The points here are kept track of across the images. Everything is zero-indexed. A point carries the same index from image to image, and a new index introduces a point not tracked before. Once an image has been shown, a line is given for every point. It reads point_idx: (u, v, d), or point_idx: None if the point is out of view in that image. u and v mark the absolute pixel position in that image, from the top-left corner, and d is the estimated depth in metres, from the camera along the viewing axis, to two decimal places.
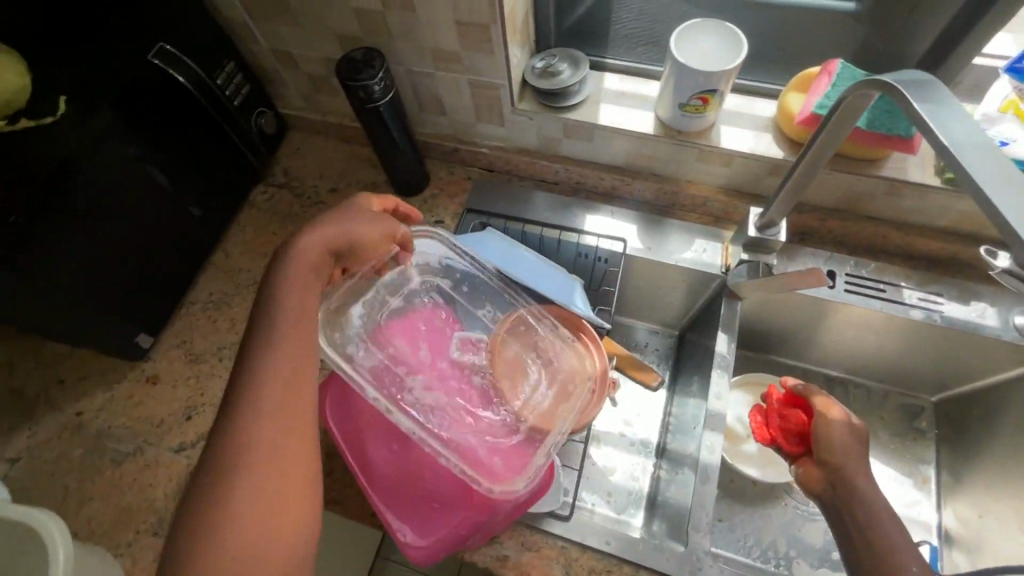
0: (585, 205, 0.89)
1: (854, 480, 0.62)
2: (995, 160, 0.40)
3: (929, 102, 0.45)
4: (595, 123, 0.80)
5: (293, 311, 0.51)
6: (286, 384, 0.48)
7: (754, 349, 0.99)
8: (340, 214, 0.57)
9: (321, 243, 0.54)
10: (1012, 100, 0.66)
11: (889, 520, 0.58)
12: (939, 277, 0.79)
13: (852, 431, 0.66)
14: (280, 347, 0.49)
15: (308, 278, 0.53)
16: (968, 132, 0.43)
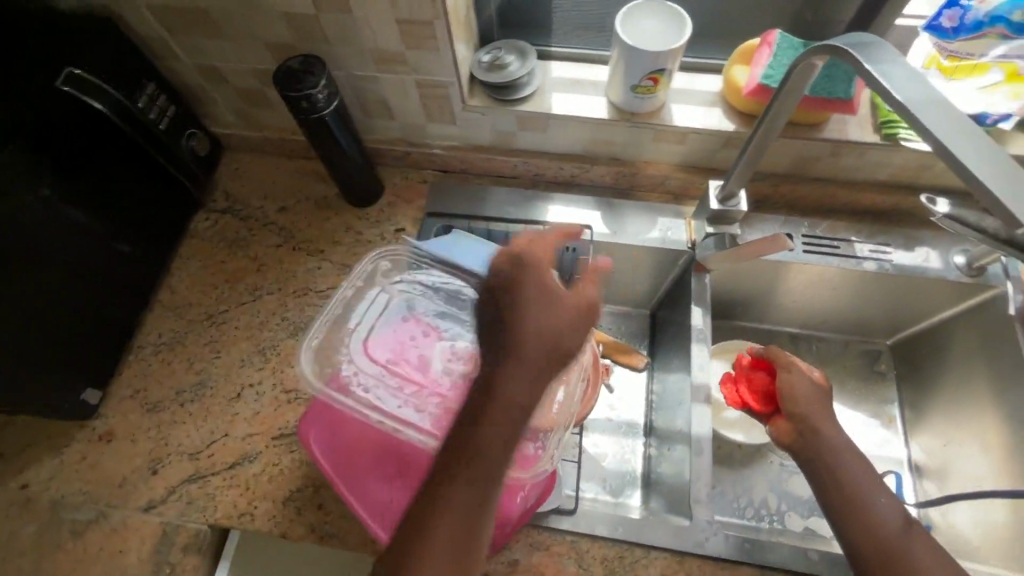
0: (546, 197, 0.89)
1: (823, 431, 0.64)
2: (953, 115, 0.42)
3: (880, 62, 0.46)
4: (549, 113, 0.79)
5: (508, 419, 0.47)
6: (486, 492, 0.46)
7: (724, 318, 1.02)
8: (534, 296, 0.51)
9: (533, 341, 0.49)
10: (933, 57, 0.73)
11: (857, 466, 0.61)
12: (885, 229, 0.84)
13: (817, 387, 0.69)
14: (497, 456, 0.46)
15: (532, 381, 0.48)
16: (923, 91, 0.44)
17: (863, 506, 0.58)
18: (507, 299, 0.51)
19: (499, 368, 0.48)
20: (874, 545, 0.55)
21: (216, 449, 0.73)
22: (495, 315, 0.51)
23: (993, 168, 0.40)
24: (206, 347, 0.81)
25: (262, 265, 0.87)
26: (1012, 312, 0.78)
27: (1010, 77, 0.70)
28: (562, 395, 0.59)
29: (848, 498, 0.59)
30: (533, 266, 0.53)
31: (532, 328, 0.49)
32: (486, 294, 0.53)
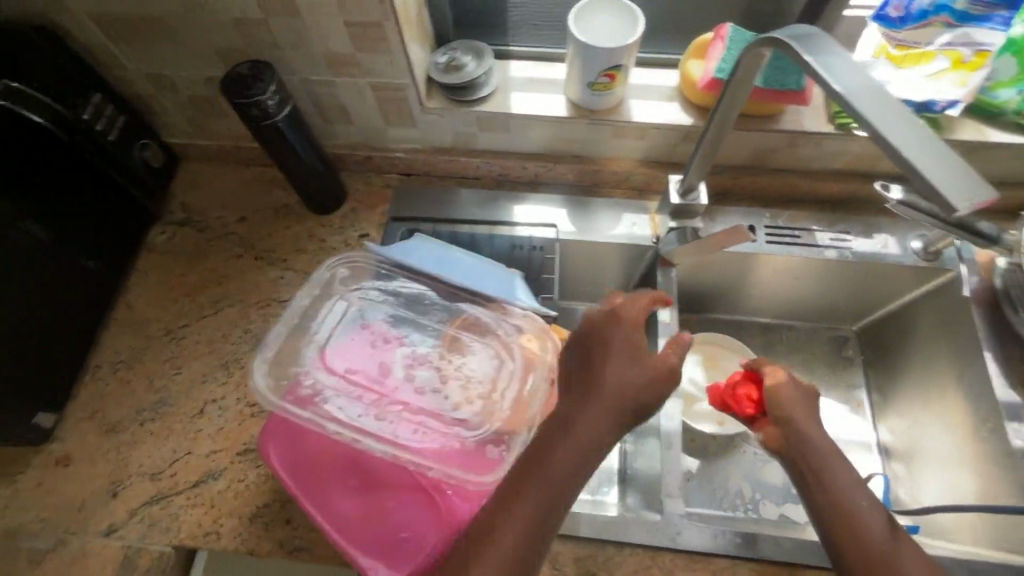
0: (510, 197, 0.88)
1: (803, 434, 0.61)
2: (886, 102, 0.43)
3: (817, 53, 0.47)
4: (508, 113, 0.78)
5: (577, 459, 0.49)
6: (547, 522, 0.47)
7: (695, 311, 1.02)
8: (619, 350, 0.54)
9: (614, 389, 0.52)
10: (882, 47, 0.74)
11: (843, 470, 0.58)
12: (845, 217, 0.85)
13: (801, 393, 0.65)
14: (561, 489, 0.48)
15: (605, 427, 0.50)
16: (858, 81, 0.45)
17: (848, 510, 0.56)
18: (596, 350, 0.55)
19: (578, 410, 0.51)
20: (854, 550, 0.54)
21: (179, 468, 0.71)
22: (582, 364, 0.55)
23: (926, 151, 0.40)
24: (167, 363, 0.79)
25: (223, 278, 0.85)
26: (967, 294, 0.80)
27: (956, 64, 0.70)
28: (525, 396, 0.58)
29: (832, 501, 0.57)
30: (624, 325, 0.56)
31: (612, 379, 0.52)
32: (577, 344, 0.57)
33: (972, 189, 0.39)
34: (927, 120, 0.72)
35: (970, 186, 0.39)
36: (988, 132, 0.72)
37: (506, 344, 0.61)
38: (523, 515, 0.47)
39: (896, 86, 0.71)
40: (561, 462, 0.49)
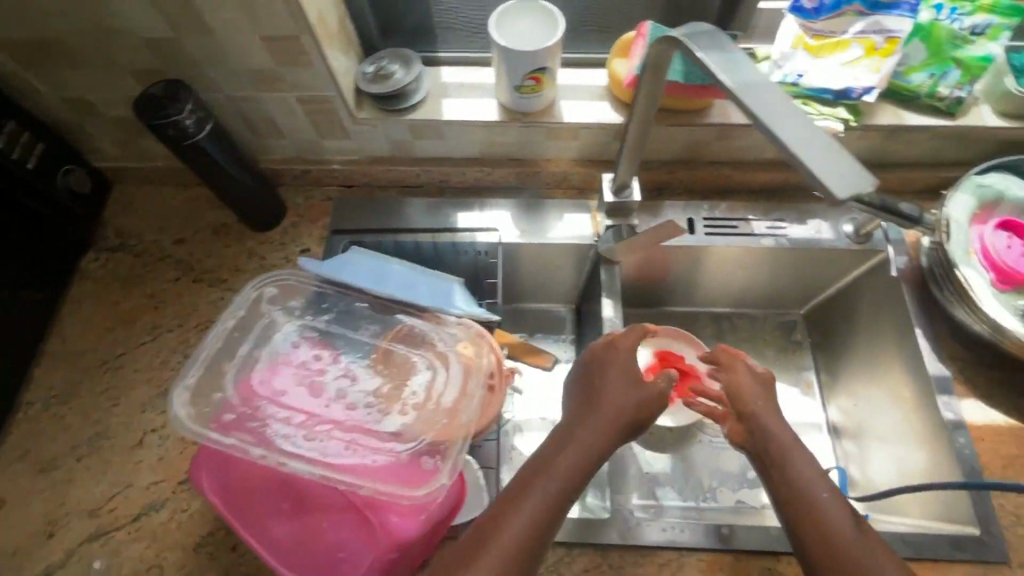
0: (452, 203, 0.88)
1: (766, 426, 0.63)
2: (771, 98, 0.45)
3: (711, 52, 0.49)
4: (440, 119, 0.78)
5: (577, 464, 0.56)
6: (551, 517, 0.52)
7: (644, 306, 0.99)
8: (616, 377, 0.62)
9: (613, 407, 0.59)
10: (800, 37, 0.74)
11: (806, 462, 0.59)
12: (779, 205, 0.86)
13: (764, 384, 0.67)
14: (562, 492, 0.54)
15: (603, 440, 0.58)
16: (748, 77, 0.48)
17: (812, 502, 0.56)
18: (597, 374, 0.63)
19: (580, 423, 0.59)
20: (818, 543, 0.54)
21: (119, 502, 0.69)
22: (585, 388, 0.63)
23: (809, 142, 0.43)
24: (104, 394, 0.76)
25: (161, 302, 0.82)
26: (895, 274, 0.81)
27: (870, 51, 0.72)
28: (459, 404, 0.58)
29: (797, 494, 0.57)
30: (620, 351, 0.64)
31: (610, 399, 0.60)
32: (580, 372, 0.65)
33: (851, 177, 0.40)
34: (846, 107, 0.74)
35: (850, 174, 0.41)
36: (905, 116, 0.74)
37: (441, 352, 0.61)
38: (528, 512, 0.52)
39: (813, 75, 0.73)
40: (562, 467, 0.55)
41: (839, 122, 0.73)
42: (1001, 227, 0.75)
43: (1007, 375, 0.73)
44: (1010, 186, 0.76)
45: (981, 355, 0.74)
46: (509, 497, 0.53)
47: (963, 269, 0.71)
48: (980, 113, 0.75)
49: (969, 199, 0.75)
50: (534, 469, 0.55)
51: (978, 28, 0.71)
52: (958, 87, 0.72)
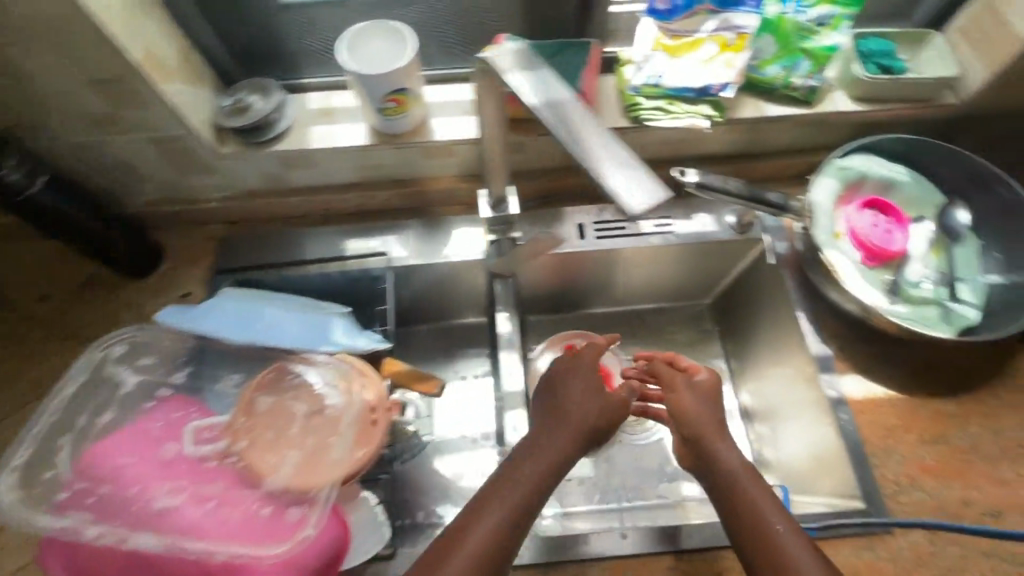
0: (341, 230, 0.86)
1: (712, 445, 0.63)
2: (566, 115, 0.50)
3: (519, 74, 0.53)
4: (307, 148, 0.75)
5: (539, 471, 0.59)
6: (512, 528, 0.55)
7: (560, 311, 0.99)
8: (580, 390, 0.65)
9: (575, 418, 0.62)
10: (658, 40, 0.75)
11: (759, 490, 0.58)
12: (665, 203, 0.88)
13: (706, 398, 0.67)
14: (528, 497, 0.57)
15: (566, 449, 0.61)
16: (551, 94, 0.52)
17: (761, 526, 0.55)
18: (560, 385, 0.66)
19: (544, 433, 0.61)
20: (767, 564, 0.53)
21: None
22: (548, 398, 0.65)
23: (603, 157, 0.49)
24: None
25: (27, 367, 0.76)
26: (773, 261, 0.82)
27: (723, 48, 0.73)
28: (335, 444, 0.56)
29: (750, 520, 0.56)
30: (581, 364, 0.67)
31: (574, 411, 0.63)
32: (545, 385, 0.67)
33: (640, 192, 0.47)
34: (710, 104, 0.75)
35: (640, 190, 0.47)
36: (765, 107, 0.76)
37: (309, 396, 0.59)
38: (492, 520, 0.55)
39: (671, 76, 0.74)
40: (524, 478, 0.58)
41: (703, 119, 0.74)
42: (864, 207, 0.78)
43: (881, 347, 0.76)
44: (871, 166, 0.79)
45: (854, 331, 0.77)
46: (476, 508, 0.56)
47: (828, 251, 0.74)
48: (834, 98, 0.77)
49: (833, 182, 0.78)
50: (503, 477, 0.58)
51: (822, 18, 0.73)
52: (809, 77, 0.74)
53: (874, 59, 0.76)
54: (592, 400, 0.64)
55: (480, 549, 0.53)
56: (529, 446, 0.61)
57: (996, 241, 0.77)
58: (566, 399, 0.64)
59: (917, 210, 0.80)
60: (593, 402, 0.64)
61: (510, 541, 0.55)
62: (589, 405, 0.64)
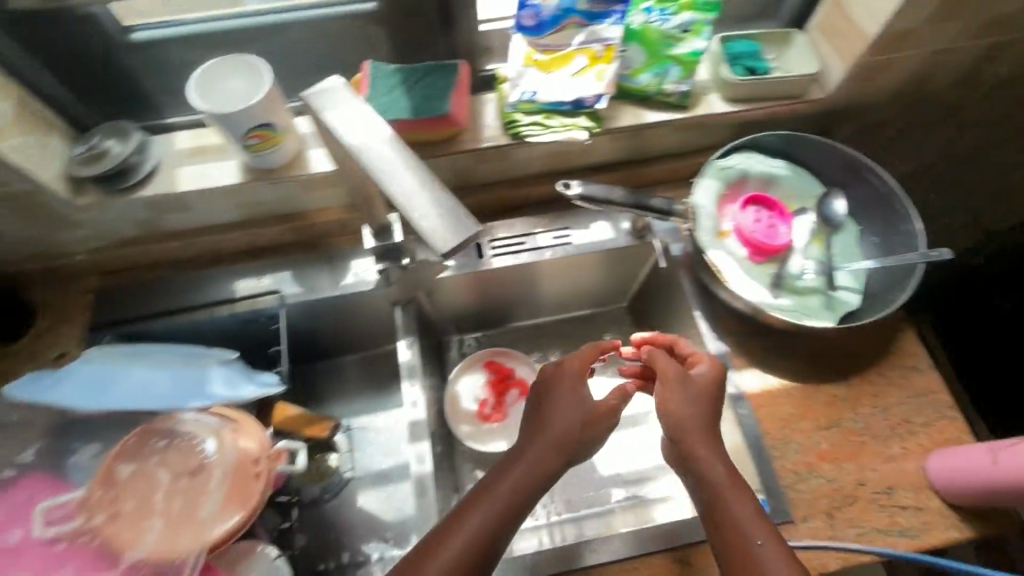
0: (231, 271, 0.82)
1: (693, 453, 0.58)
2: (385, 157, 0.44)
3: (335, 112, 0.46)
4: (176, 191, 0.71)
5: (518, 485, 0.59)
6: (484, 541, 0.56)
7: (483, 326, 0.99)
8: (563, 397, 0.64)
9: (557, 430, 0.62)
10: (529, 55, 0.75)
11: (741, 504, 0.55)
12: (565, 215, 0.87)
13: (699, 394, 0.61)
14: (505, 513, 0.58)
15: (550, 458, 0.61)
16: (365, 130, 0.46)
17: (738, 537, 0.53)
18: (545, 394, 0.66)
19: (526, 445, 0.62)
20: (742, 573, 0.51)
21: None
22: (535, 407, 0.66)
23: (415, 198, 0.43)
24: None
25: None
26: (665, 264, 0.84)
27: (594, 60, 0.74)
28: (210, 506, 0.55)
29: (728, 530, 0.54)
30: (565, 370, 0.66)
31: (555, 421, 0.63)
32: (534, 395, 0.67)
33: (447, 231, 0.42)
34: (588, 116, 0.75)
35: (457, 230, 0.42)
36: (644, 115, 0.77)
37: (186, 446, 0.59)
38: (469, 531, 0.56)
39: (545, 91, 0.73)
40: (506, 490, 0.59)
41: (582, 131, 0.75)
42: (748, 204, 0.80)
43: (776, 339, 0.78)
44: (752, 164, 0.81)
45: (748, 327, 0.79)
46: (456, 519, 0.57)
47: (709, 253, 0.76)
48: (709, 101, 0.79)
49: (715, 183, 0.80)
50: (484, 487, 0.59)
51: (685, 25, 0.74)
52: (681, 82, 0.75)
53: (741, 61, 0.77)
54: (572, 409, 0.64)
55: (459, 558, 0.54)
56: (509, 456, 0.62)
57: (872, 225, 0.80)
58: (548, 409, 0.64)
59: (799, 202, 0.82)
60: (573, 411, 0.64)
61: (494, 545, 0.56)
62: (565, 415, 0.63)
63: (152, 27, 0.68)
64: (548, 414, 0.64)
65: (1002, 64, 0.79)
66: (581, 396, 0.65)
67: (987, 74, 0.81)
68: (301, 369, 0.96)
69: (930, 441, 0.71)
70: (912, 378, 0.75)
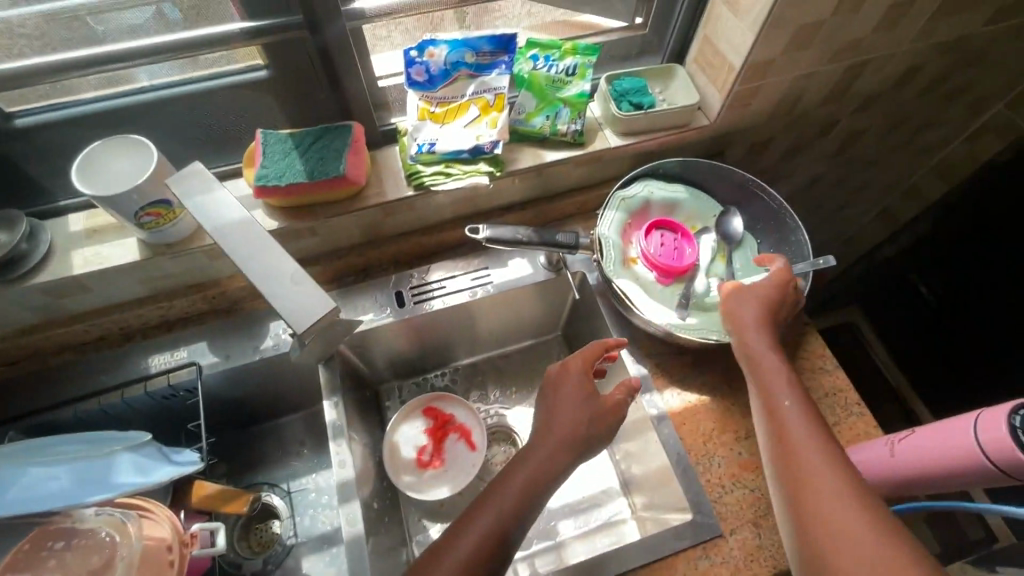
0: (145, 347, 0.80)
1: (757, 361, 0.64)
2: (247, 241, 0.48)
3: (196, 197, 0.50)
4: (72, 275, 0.69)
5: (528, 484, 0.60)
6: (510, 522, 0.58)
7: (412, 374, 0.98)
8: (568, 396, 0.66)
9: (564, 429, 0.64)
10: (424, 108, 0.77)
11: (782, 396, 0.60)
12: (482, 255, 0.89)
13: (758, 303, 0.68)
14: (517, 507, 0.59)
15: (561, 455, 0.63)
16: (223, 216, 0.49)
17: (788, 440, 0.56)
18: (552, 394, 0.68)
19: (536, 443, 0.64)
20: (775, 432, 0.58)
21: None
22: (541, 407, 0.67)
23: (273, 285, 0.47)
24: None
25: None
26: (579, 296, 0.89)
27: (486, 109, 0.78)
28: None
29: (778, 435, 0.58)
30: (570, 369, 0.69)
31: (562, 419, 0.65)
32: (540, 396, 0.69)
33: (301, 314, 0.47)
34: (488, 161, 0.78)
35: (308, 311, 0.47)
36: (543, 155, 0.80)
37: (94, 539, 0.57)
38: (482, 525, 0.57)
39: (444, 141, 0.76)
40: (519, 486, 0.60)
41: (484, 176, 0.77)
42: (651, 229, 0.83)
43: (692, 357, 0.81)
44: (652, 190, 0.85)
45: (665, 348, 0.82)
46: (464, 520, 0.58)
47: (619, 281, 0.79)
48: (604, 137, 0.83)
49: (618, 214, 0.83)
50: (501, 480, 0.61)
51: (569, 69, 0.79)
52: (572, 122, 0.79)
53: (627, 97, 0.81)
54: (576, 408, 0.66)
55: (469, 559, 0.54)
56: (526, 447, 0.64)
57: (767, 239, 0.85)
58: (554, 408, 0.66)
59: (701, 222, 0.86)
60: (577, 409, 0.65)
61: (508, 542, 0.57)
62: (567, 415, 0.65)
63: (33, 112, 0.67)
64: (555, 412, 0.66)
65: (862, 81, 0.86)
66: (585, 394, 0.67)
67: (852, 91, 0.89)
68: (234, 437, 0.93)
69: (842, 439, 0.75)
70: (821, 379, 0.79)
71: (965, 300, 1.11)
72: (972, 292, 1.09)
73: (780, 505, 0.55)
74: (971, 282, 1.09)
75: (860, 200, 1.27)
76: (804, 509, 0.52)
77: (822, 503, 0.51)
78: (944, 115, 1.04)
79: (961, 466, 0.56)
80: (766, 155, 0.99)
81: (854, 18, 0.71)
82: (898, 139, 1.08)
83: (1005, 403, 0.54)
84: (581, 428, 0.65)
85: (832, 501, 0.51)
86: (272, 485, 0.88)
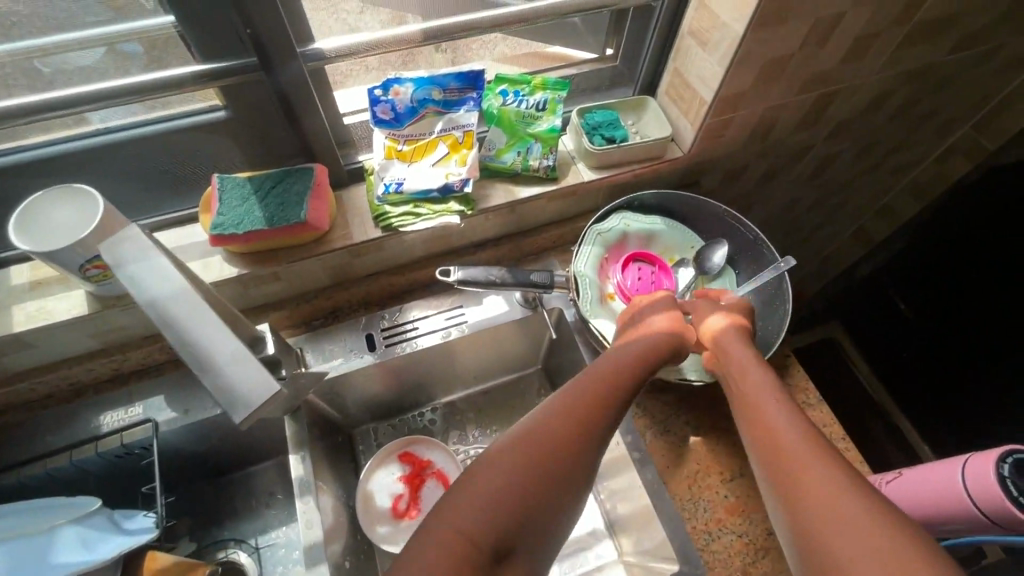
0: (97, 402, 0.75)
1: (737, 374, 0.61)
2: (184, 313, 0.45)
3: (127, 266, 0.46)
4: (12, 332, 0.65)
5: (575, 403, 0.55)
6: (504, 495, 0.47)
7: (388, 416, 0.94)
8: (655, 317, 0.69)
9: (646, 340, 0.64)
10: (390, 146, 0.75)
11: (769, 409, 0.55)
12: (456, 294, 0.86)
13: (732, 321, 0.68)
14: (530, 456, 0.50)
15: (637, 363, 0.61)
16: (159, 286, 0.45)
17: (783, 444, 0.50)
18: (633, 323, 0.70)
19: (615, 350, 0.63)
20: (766, 438, 0.52)
21: None
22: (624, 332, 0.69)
23: (213, 360, 0.44)
24: None
25: None
26: (556, 334, 0.86)
27: (455, 146, 0.75)
28: None
29: (769, 444, 0.52)
30: (658, 297, 0.72)
31: (644, 336, 0.65)
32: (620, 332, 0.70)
33: (235, 395, 0.44)
34: (459, 200, 0.76)
35: (240, 392, 0.44)
36: (516, 191, 0.78)
37: None
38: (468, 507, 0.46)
39: (412, 180, 0.73)
40: (589, 392, 0.56)
41: (454, 215, 0.75)
42: (628, 263, 0.82)
43: (674, 396, 0.79)
44: (628, 223, 0.84)
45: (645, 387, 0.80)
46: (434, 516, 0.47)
47: (596, 321, 0.77)
48: (577, 171, 0.81)
49: (594, 249, 0.81)
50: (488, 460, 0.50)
51: (539, 104, 0.78)
52: (544, 157, 0.78)
53: (599, 131, 0.80)
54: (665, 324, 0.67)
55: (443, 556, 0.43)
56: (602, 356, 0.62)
57: (746, 271, 0.83)
58: (641, 326, 0.68)
59: (678, 255, 0.85)
60: (664, 326, 0.67)
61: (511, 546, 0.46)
62: (653, 328, 0.66)
63: None
64: (635, 332, 0.67)
65: (833, 108, 0.86)
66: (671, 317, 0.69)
67: (823, 118, 0.89)
68: (196, 492, 0.88)
69: None
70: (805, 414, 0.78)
71: (955, 304, 1.09)
72: (962, 295, 1.07)
73: (780, 522, 0.47)
74: (961, 286, 1.07)
75: (836, 220, 1.28)
76: (805, 511, 0.45)
77: (828, 501, 0.44)
78: (913, 138, 1.05)
79: (960, 517, 0.54)
80: (740, 183, 0.99)
81: (822, 51, 0.71)
82: (871, 162, 1.08)
83: (992, 450, 0.52)
84: (662, 342, 0.65)
85: (840, 498, 0.44)
86: (238, 541, 0.83)
